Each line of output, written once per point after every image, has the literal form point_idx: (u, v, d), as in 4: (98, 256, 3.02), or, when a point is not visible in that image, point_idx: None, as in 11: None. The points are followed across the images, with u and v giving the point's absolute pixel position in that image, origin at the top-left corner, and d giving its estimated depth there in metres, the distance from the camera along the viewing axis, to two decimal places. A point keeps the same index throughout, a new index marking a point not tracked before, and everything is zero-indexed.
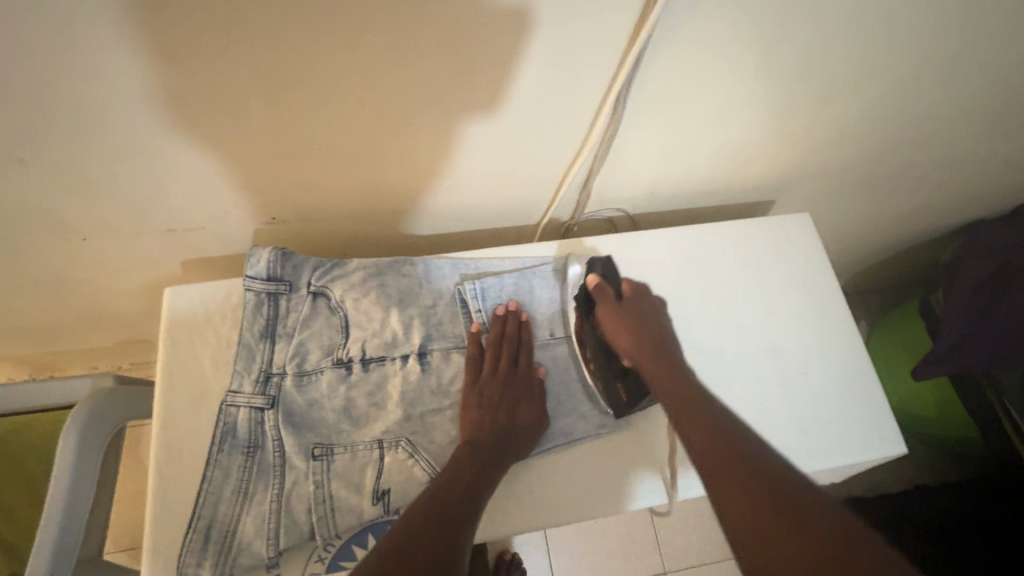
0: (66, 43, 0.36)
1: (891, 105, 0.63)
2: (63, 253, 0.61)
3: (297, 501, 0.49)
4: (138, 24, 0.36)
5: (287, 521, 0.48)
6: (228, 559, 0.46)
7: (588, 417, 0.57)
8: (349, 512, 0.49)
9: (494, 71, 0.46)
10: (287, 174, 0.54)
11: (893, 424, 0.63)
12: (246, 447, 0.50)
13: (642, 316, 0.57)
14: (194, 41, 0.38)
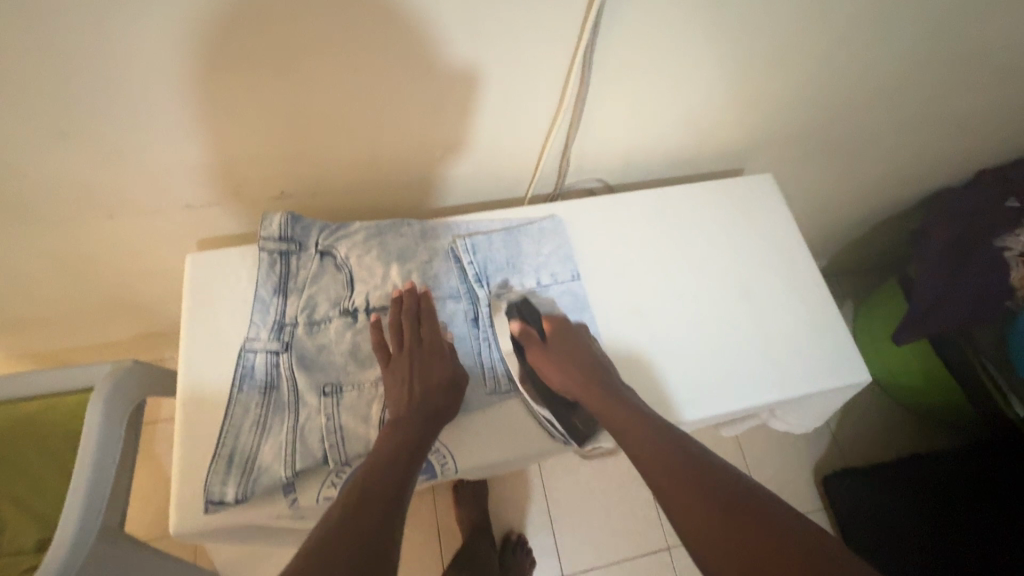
0: (105, 20, 0.47)
1: (820, 63, 0.72)
2: (96, 230, 0.71)
3: (310, 432, 0.54)
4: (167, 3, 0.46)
5: (303, 448, 0.53)
6: (250, 479, 0.52)
7: None
8: (358, 440, 0.55)
9: (470, 41, 0.56)
10: (306, 140, 0.64)
11: (858, 356, 0.68)
12: (264, 386, 0.57)
13: (565, 350, 0.60)
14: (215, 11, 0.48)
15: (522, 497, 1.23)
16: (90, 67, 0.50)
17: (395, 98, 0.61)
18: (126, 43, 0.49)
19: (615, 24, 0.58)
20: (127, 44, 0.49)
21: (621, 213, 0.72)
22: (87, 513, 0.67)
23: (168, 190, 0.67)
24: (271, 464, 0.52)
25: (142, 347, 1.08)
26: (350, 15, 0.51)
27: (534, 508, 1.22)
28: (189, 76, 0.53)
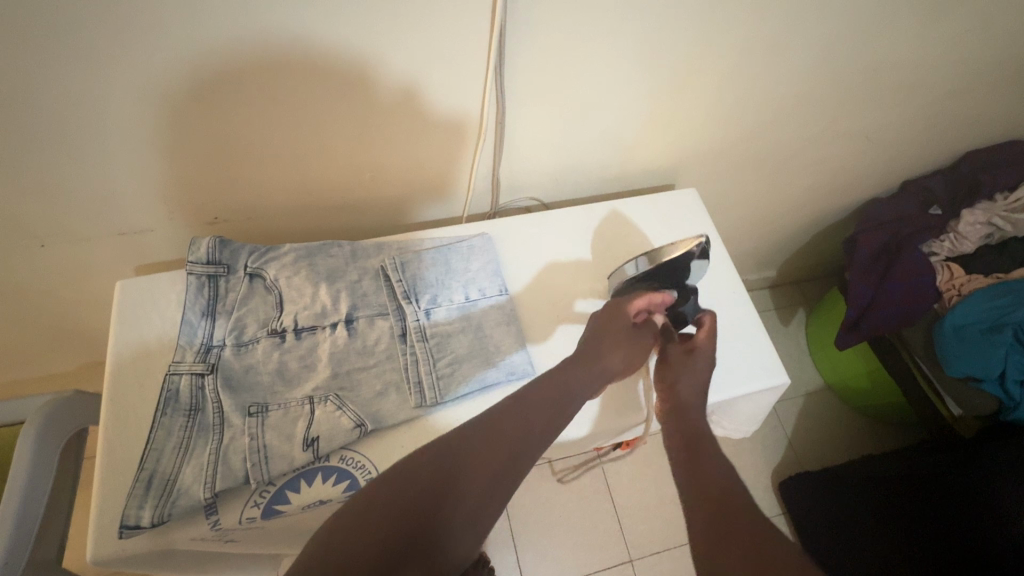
0: (13, 53, 0.48)
1: (729, 83, 0.77)
2: (25, 262, 0.71)
3: (233, 452, 0.54)
4: (75, 35, 0.48)
5: (223, 468, 0.53)
6: (168, 501, 0.52)
7: (498, 366, 0.63)
8: (281, 458, 0.55)
9: (384, 66, 0.59)
10: (231, 164, 0.66)
11: (778, 358, 0.71)
12: (189, 409, 0.56)
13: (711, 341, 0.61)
14: (124, 43, 0.50)
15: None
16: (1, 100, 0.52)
17: (316, 120, 0.63)
18: (36, 75, 0.50)
19: (521, 46, 0.61)
20: (36, 75, 0.50)
21: (549, 229, 0.75)
22: (14, 550, 0.66)
23: (97, 221, 0.68)
24: (191, 485, 0.52)
25: (86, 380, 1.06)
26: (256, 41, 0.53)
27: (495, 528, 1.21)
28: (104, 105, 0.55)
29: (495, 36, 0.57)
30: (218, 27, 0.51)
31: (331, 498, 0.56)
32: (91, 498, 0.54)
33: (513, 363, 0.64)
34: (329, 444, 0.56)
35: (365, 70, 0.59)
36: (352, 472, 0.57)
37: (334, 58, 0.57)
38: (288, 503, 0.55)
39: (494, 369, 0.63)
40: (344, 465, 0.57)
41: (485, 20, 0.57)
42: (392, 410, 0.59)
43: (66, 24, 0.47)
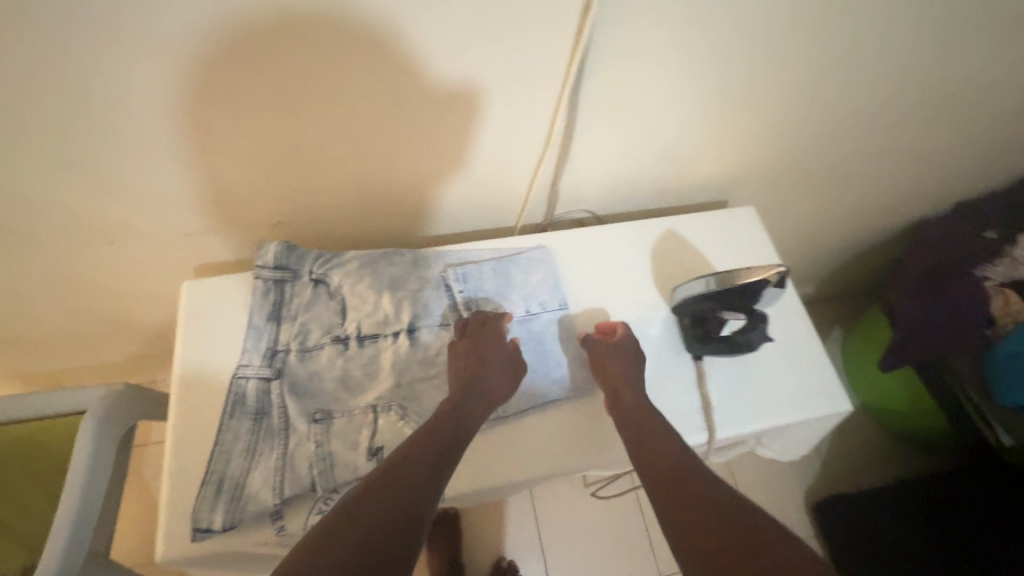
0: (114, 55, 0.49)
1: (798, 99, 0.76)
2: (94, 256, 0.73)
3: (300, 458, 0.55)
4: (173, 41, 0.49)
5: (291, 475, 0.54)
6: (238, 506, 0.53)
7: (558, 382, 0.64)
8: (346, 467, 0.55)
9: (463, 75, 0.59)
10: (301, 169, 0.67)
11: (840, 385, 0.68)
12: (255, 413, 0.58)
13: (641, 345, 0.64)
14: (216, 49, 0.50)
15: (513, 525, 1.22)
16: (95, 98, 0.53)
17: (389, 130, 0.64)
18: (131, 76, 0.51)
19: (600, 60, 0.61)
20: (130, 76, 0.51)
21: (607, 243, 0.74)
22: (74, 539, 0.67)
23: (166, 219, 0.69)
24: (260, 491, 0.53)
25: (133, 372, 1.08)
26: (343, 53, 0.53)
27: (525, 536, 1.21)
28: (190, 108, 0.56)
29: (577, 50, 0.57)
30: (312, 39, 0.51)
31: None
32: (161, 495, 0.55)
33: (574, 381, 0.64)
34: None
35: (445, 81, 0.59)
36: None
37: (416, 70, 0.57)
38: None
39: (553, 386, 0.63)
40: None
41: (570, 34, 0.57)
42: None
43: (169, 29, 0.48)
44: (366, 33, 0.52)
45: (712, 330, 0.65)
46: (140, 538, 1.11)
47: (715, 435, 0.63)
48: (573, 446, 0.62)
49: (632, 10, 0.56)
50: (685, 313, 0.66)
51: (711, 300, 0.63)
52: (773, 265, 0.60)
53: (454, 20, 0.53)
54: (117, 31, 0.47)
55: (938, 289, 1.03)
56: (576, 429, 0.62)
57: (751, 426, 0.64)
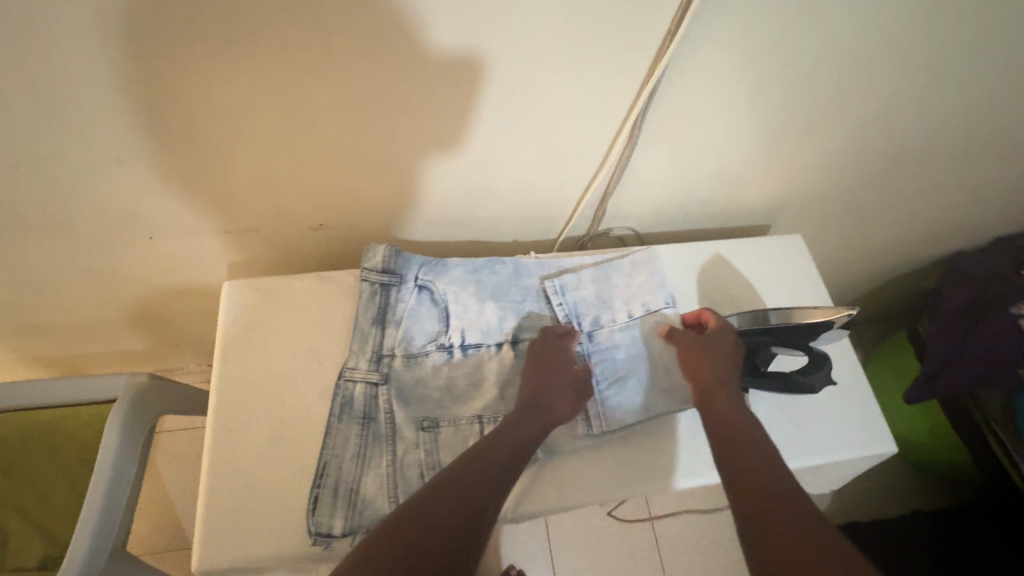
0: (182, 61, 0.47)
1: (857, 134, 0.75)
2: (129, 249, 0.72)
3: (410, 466, 0.56)
4: (247, 48, 0.47)
5: (405, 483, 0.54)
6: (355, 513, 0.53)
7: (669, 394, 0.63)
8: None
9: (532, 92, 0.57)
10: (353, 180, 0.65)
11: (885, 426, 0.66)
12: (362, 417, 0.58)
13: (720, 343, 0.60)
14: (290, 59, 0.49)
15: (520, 547, 1.13)
16: (158, 105, 0.51)
17: (450, 144, 0.62)
18: (197, 85, 0.50)
19: (672, 85, 0.60)
20: (197, 85, 0.50)
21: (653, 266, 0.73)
22: (100, 533, 0.67)
23: (208, 218, 0.68)
24: (375, 498, 0.54)
25: (150, 358, 1.08)
26: (418, 71, 0.52)
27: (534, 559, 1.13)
28: (253, 118, 0.54)
29: (654, 76, 0.57)
30: (388, 55, 0.50)
31: None
32: (198, 503, 0.54)
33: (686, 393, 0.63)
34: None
35: (514, 101, 0.58)
36: None
37: (487, 89, 0.56)
38: None
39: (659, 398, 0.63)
40: None
41: (647, 60, 0.56)
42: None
43: (245, 41, 0.47)
44: (444, 52, 0.51)
45: (761, 363, 0.62)
46: (150, 524, 1.10)
47: None
48: (635, 472, 0.62)
49: (712, 37, 0.55)
50: None
51: (752, 333, 0.62)
52: (842, 309, 0.57)
53: (534, 38, 0.51)
54: (191, 39, 0.46)
55: (974, 325, 1.01)
56: (648, 451, 0.63)
57: (794, 463, 0.63)
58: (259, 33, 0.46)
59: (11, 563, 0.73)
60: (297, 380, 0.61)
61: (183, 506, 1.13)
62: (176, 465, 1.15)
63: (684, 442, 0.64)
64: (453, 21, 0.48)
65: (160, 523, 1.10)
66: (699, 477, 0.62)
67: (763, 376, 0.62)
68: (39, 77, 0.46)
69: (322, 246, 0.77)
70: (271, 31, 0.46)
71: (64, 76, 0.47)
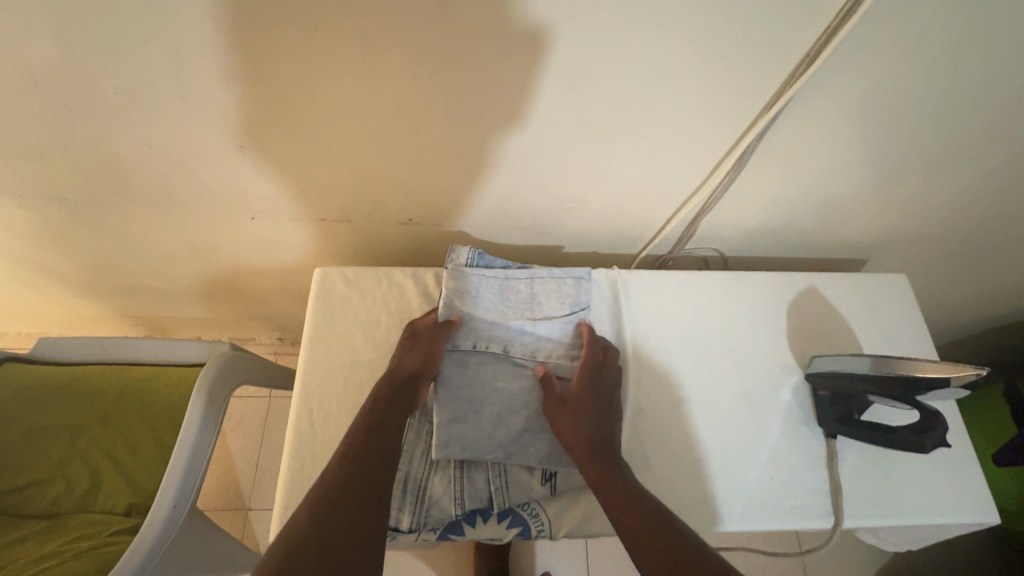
0: (313, 62, 0.49)
1: (987, 178, 0.69)
2: (231, 227, 0.76)
3: (476, 471, 0.55)
4: (376, 53, 0.48)
5: (471, 488, 0.55)
6: (423, 510, 0.53)
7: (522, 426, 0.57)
8: (521, 489, 0.56)
9: (643, 108, 0.56)
10: (451, 180, 0.66)
11: (989, 495, 0.61)
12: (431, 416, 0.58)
13: (583, 413, 0.56)
14: (413, 66, 0.50)
15: (560, 559, 1.10)
16: (283, 99, 0.53)
17: (552, 154, 0.62)
18: (324, 83, 0.52)
19: (792, 114, 0.57)
20: (325, 84, 0.52)
21: (739, 292, 0.71)
22: (179, 490, 0.71)
23: (306, 206, 0.71)
24: (441, 499, 0.54)
25: (229, 327, 1.15)
26: (539, 82, 0.52)
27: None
28: (365, 116, 0.56)
29: (778, 104, 0.54)
30: (509, 66, 0.50)
31: (502, 538, 0.56)
32: (279, 478, 0.57)
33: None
34: (518, 494, 0.56)
35: (624, 117, 0.57)
36: (526, 519, 0.56)
37: (600, 105, 0.55)
38: (470, 529, 0.55)
39: (536, 435, 0.57)
40: (521, 511, 0.56)
41: (773, 87, 0.54)
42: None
43: (374, 44, 0.48)
44: (568, 68, 0.51)
45: (855, 409, 0.60)
46: (212, 482, 1.17)
47: (844, 524, 0.58)
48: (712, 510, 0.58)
49: (846, 67, 0.52)
50: (824, 385, 0.61)
51: (852, 376, 0.57)
52: (967, 364, 0.49)
53: (657, 56, 0.50)
54: (327, 41, 0.47)
55: None
56: (726, 485, 0.60)
57: (881, 520, 0.59)
58: (390, 39, 0.47)
59: (102, 506, 0.79)
60: (377, 371, 0.62)
61: (242, 471, 1.19)
62: (240, 430, 1.22)
63: (765, 482, 0.60)
64: (579, 36, 0.47)
65: (222, 483, 1.17)
66: (781, 522, 0.58)
67: (858, 425, 0.59)
68: (185, 66, 0.50)
69: (407, 241, 0.79)
70: (401, 38, 0.47)
71: (206, 68, 0.50)
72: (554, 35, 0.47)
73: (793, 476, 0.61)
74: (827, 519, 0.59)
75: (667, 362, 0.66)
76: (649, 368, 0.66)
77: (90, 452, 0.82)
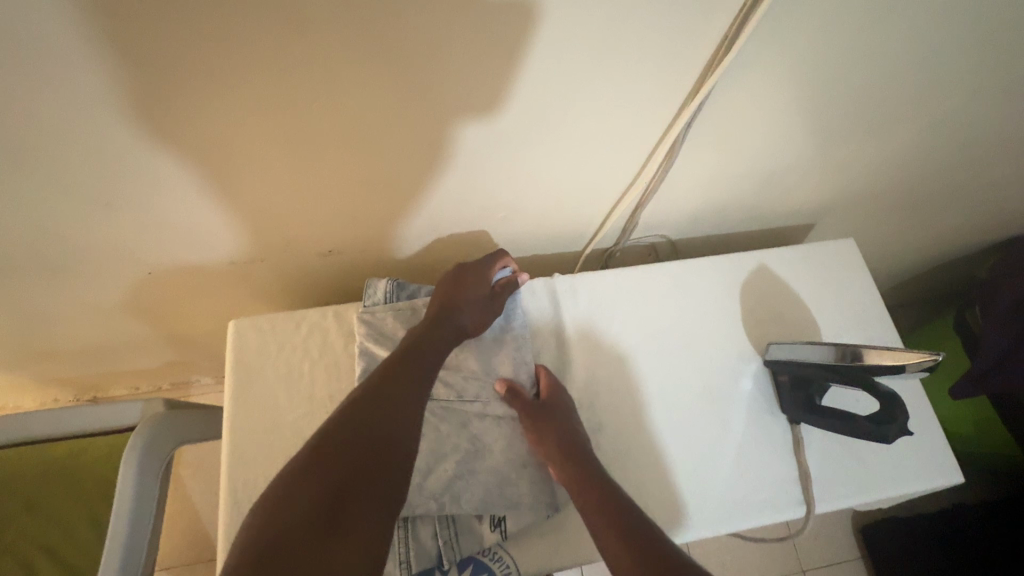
0: (163, 100, 0.42)
1: (920, 132, 0.67)
2: (131, 281, 0.68)
3: (423, 526, 0.52)
4: (237, 83, 0.42)
5: (418, 546, 0.51)
6: None
7: (455, 473, 0.53)
8: (471, 538, 0.53)
9: (557, 109, 0.51)
10: (364, 205, 0.60)
11: (952, 454, 0.61)
12: None
13: (557, 427, 0.54)
14: (288, 93, 0.44)
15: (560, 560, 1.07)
16: (143, 146, 0.46)
17: (471, 167, 0.57)
18: (191, 122, 0.45)
19: (721, 93, 0.53)
20: (193, 123, 0.45)
21: (689, 281, 0.68)
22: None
23: (207, 251, 0.64)
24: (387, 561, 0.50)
25: (167, 375, 1.06)
26: (438, 94, 0.47)
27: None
28: (252, 153, 0.49)
29: (703, 92, 0.50)
30: (395, 80, 0.44)
31: None
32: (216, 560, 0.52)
33: (518, 459, 0.55)
34: (470, 544, 0.52)
35: (541, 120, 0.52)
36: (490, 566, 0.53)
37: (512, 109, 0.50)
38: None
39: (469, 479, 0.53)
40: (482, 557, 0.53)
41: (695, 70, 0.50)
42: (531, 501, 0.54)
43: (232, 75, 0.41)
44: (463, 74, 0.45)
45: (816, 394, 0.58)
46: (177, 537, 1.10)
47: (815, 510, 0.57)
48: (679, 518, 0.56)
49: (763, 44, 0.48)
50: (784, 372, 0.60)
51: (812, 365, 0.56)
52: (923, 350, 0.48)
53: (558, 56, 0.45)
54: (172, 78, 0.41)
55: None
56: (694, 492, 0.57)
57: (847, 499, 0.58)
58: (250, 65, 0.41)
59: None
60: (311, 424, 0.57)
61: (209, 521, 1.12)
62: (199, 477, 1.15)
63: (732, 481, 0.58)
64: (472, 38, 0.42)
65: (188, 537, 1.10)
66: (755, 519, 0.57)
67: (819, 414, 0.57)
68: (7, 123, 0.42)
69: (334, 270, 0.73)
70: (264, 63, 0.41)
71: (35, 124, 0.42)
72: (440, 44, 0.42)
73: (760, 468, 0.59)
74: (798, 508, 0.58)
75: (624, 369, 0.63)
76: (605, 379, 0.62)
77: (20, 545, 0.74)
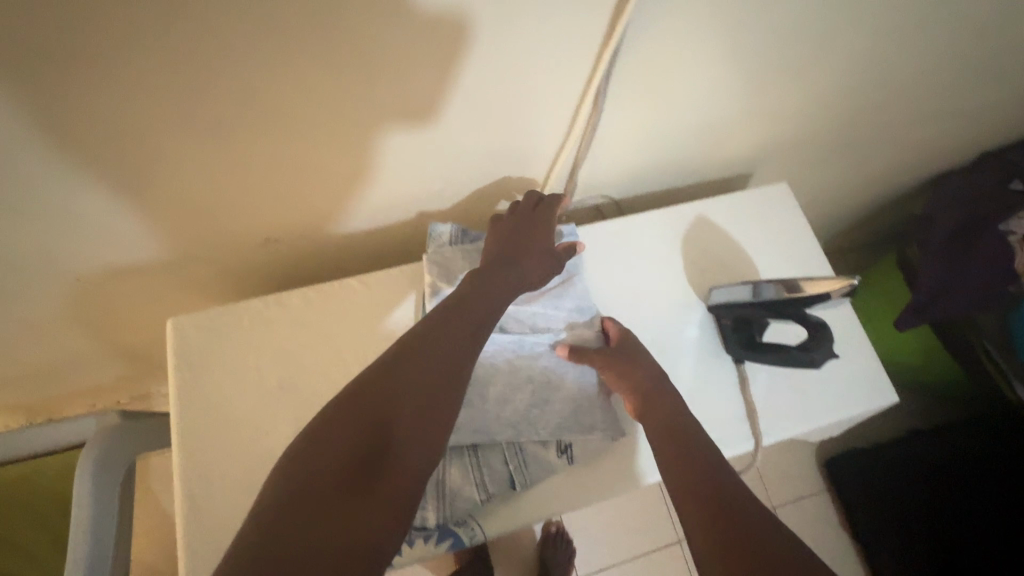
0: (49, 104, 0.40)
1: (841, 73, 0.68)
2: (59, 298, 0.65)
3: (495, 456, 0.54)
4: (127, 77, 0.40)
5: (490, 472, 0.53)
6: (445, 503, 0.51)
7: (531, 401, 0.56)
8: (542, 465, 0.55)
9: (475, 76, 0.50)
10: (295, 191, 0.58)
11: (886, 378, 0.64)
12: None
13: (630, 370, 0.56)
14: (183, 81, 0.42)
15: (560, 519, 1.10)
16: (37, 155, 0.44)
17: (396, 139, 0.55)
18: (83, 122, 0.42)
19: (637, 42, 0.53)
20: (83, 122, 0.42)
21: (631, 238, 0.69)
22: None
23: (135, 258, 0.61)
24: (462, 489, 0.52)
25: (121, 389, 1.03)
26: (346, 66, 0.45)
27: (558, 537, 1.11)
28: (160, 150, 0.47)
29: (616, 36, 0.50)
30: (298, 55, 0.43)
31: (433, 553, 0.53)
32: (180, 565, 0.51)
33: (589, 388, 0.58)
34: (541, 470, 0.55)
35: (460, 84, 0.51)
36: (457, 531, 0.53)
37: (427, 77, 0.49)
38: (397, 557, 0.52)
39: (544, 407, 0.56)
40: (449, 525, 0.53)
41: (607, 19, 0.49)
42: (604, 427, 0.56)
43: (117, 67, 0.39)
44: (369, 44, 0.44)
45: (756, 332, 0.62)
46: (158, 551, 1.09)
47: (763, 442, 0.60)
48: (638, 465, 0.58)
49: None
50: (725, 315, 0.63)
51: (745, 307, 0.60)
52: (846, 279, 0.53)
53: (463, 20, 0.44)
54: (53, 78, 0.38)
55: (969, 247, 0.93)
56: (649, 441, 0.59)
57: (790, 430, 0.61)
58: (136, 56, 0.39)
59: None
60: (265, 417, 0.57)
61: None
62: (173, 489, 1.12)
63: None
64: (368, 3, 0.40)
65: (170, 548, 1.09)
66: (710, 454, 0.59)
67: (756, 349, 0.61)
68: None
69: (277, 261, 0.71)
70: (150, 51, 0.39)
71: None
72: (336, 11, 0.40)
73: (709, 411, 0.61)
74: (745, 441, 0.60)
75: None
76: None
77: None
